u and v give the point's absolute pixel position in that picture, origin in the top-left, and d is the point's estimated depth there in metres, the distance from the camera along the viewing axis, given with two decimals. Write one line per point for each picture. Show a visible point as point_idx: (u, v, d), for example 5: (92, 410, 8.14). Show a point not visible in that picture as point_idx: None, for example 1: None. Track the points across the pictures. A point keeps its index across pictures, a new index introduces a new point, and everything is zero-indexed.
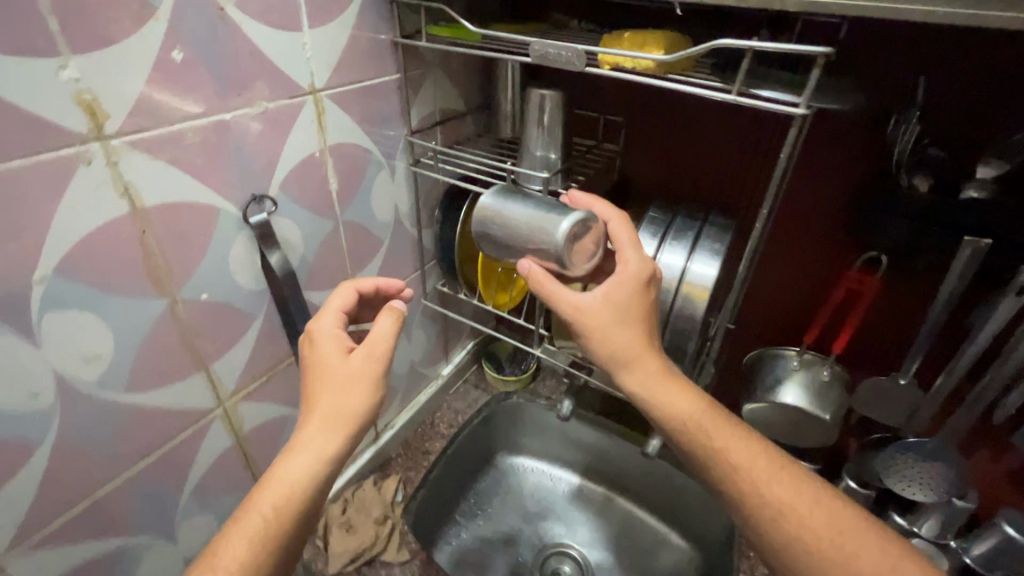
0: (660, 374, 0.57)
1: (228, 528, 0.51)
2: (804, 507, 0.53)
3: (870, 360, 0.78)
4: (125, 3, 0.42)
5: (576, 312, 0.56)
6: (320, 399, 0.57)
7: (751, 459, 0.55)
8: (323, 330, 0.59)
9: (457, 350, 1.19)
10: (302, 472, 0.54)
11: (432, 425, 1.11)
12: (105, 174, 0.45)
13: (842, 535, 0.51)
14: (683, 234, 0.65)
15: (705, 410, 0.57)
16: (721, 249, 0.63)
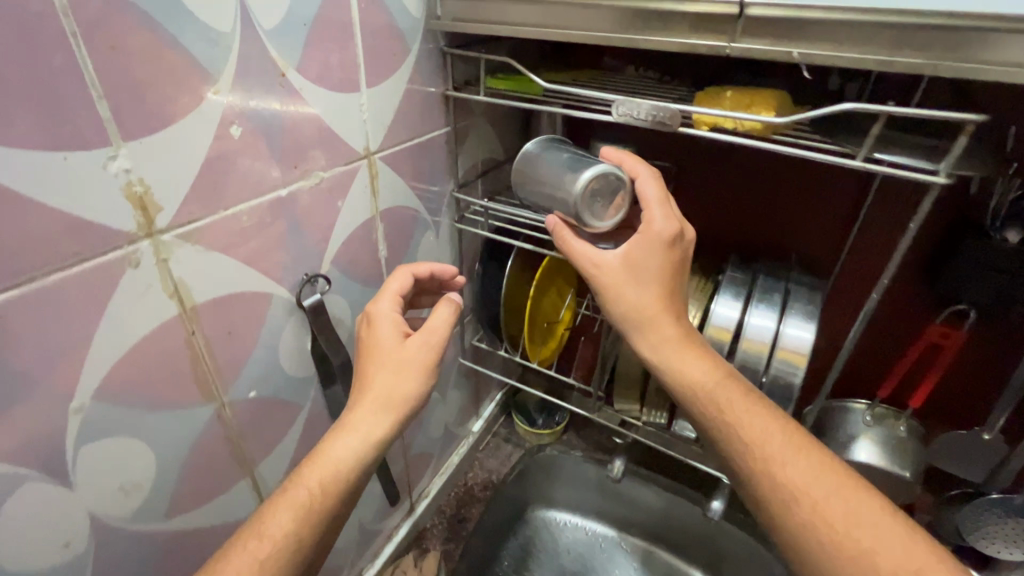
0: (671, 336, 0.50)
1: (272, 498, 0.46)
2: (829, 498, 0.42)
3: (947, 412, 0.74)
4: (183, 78, 0.36)
5: (595, 265, 0.52)
6: (375, 378, 0.52)
7: (771, 436, 0.45)
8: (383, 313, 0.54)
9: (487, 403, 1.12)
10: (348, 453, 0.49)
11: (466, 488, 1.04)
12: (153, 275, 0.38)
13: (876, 538, 0.40)
14: (770, 294, 0.61)
15: (724, 378, 0.49)
16: (814, 311, 0.58)
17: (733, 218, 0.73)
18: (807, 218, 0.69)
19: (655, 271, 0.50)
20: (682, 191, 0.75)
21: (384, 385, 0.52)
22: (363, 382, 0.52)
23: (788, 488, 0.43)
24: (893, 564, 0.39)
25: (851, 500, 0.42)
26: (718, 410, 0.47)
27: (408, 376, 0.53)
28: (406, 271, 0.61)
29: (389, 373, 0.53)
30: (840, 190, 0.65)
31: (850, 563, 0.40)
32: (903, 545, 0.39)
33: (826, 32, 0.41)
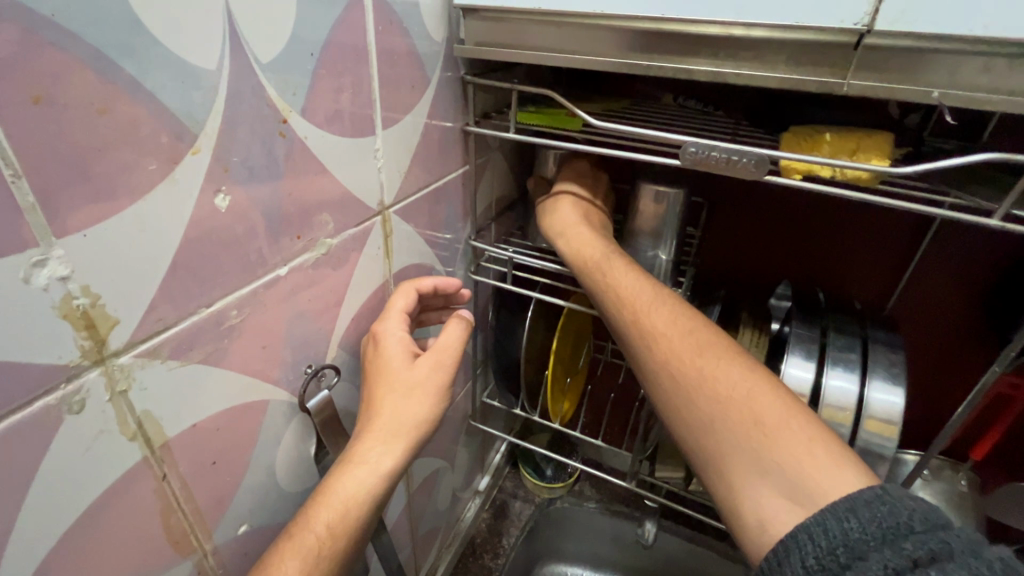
0: (572, 222, 0.53)
1: (274, 544, 0.36)
2: (684, 340, 0.42)
3: (1009, 461, 0.69)
4: (148, 137, 0.25)
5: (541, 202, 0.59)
6: (384, 408, 0.42)
7: (639, 291, 0.46)
8: (392, 332, 0.44)
9: (491, 456, 1.02)
10: (360, 490, 0.38)
11: (476, 557, 0.93)
12: (106, 417, 0.26)
13: (724, 372, 0.39)
14: (848, 353, 0.53)
15: (608, 253, 0.49)
16: (899, 372, 0.51)
17: (775, 260, 0.68)
18: (855, 259, 0.64)
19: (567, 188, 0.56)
20: (718, 230, 0.69)
21: (393, 411, 0.42)
22: (370, 423, 0.41)
23: (653, 340, 0.43)
24: (734, 391, 0.38)
25: (708, 346, 0.41)
26: (599, 278, 0.48)
27: (420, 402, 0.43)
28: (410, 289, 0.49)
29: (399, 399, 0.42)
30: (896, 229, 0.60)
31: (694, 393, 0.39)
32: (746, 377, 0.39)
33: (965, 66, 0.34)
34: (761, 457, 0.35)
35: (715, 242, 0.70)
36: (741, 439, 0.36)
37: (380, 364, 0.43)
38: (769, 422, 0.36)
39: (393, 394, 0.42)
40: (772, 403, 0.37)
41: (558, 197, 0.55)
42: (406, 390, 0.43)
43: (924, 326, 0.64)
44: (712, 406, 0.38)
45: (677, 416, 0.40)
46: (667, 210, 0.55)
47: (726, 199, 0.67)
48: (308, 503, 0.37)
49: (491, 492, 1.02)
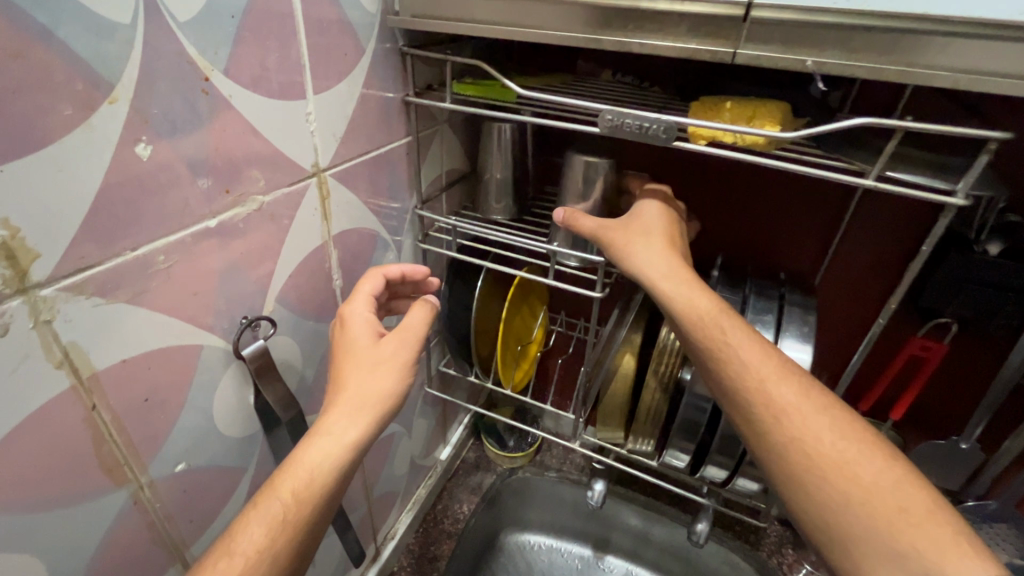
0: (667, 269, 0.50)
1: (245, 509, 0.39)
2: (814, 410, 0.42)
3: (928, 422, 0.74)
4: (62, 84, 0.27)
5: (601, 227, 0.53)
6: (348, 381, 0.45)
7: (767, 361, 0.44)
8: (356, 313, 0.48)
9: (453, 427, 1.06)
10: (323, 461, 0.41)
11: (437, 523, 0.97)
12: (31, 343, 0.29)
13: (880, 478, 0.39)
14: (764, 315, 0.58)
15: (720, 306, 0.48)
16: (811, 332, 0.55)
17: (713, 233, 0.71)
18: (785, 230, 0.67)
19: (658, 229, 0.53)
20: None
21: (357, 385, 0.45)
22: (336, 386, 0.45)
23: (779, 400, 0.43)
24: (879, 483, 0.39)
25: (830, 413, 0.42)
26: (717, 330, 0.46)
27: (385, 375, 0.46)
28: (377, 275, 0.54)
29: (362, 374, 0.45)
30: (821, 201, 0.64)
31: (833, 477, 0.40)
32: (884, 461, 0.40)
33: (838, 38, 0.37)
34: (908, 554, 0.36)
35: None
36: (888, 537, 0.37)
37: (349, 343, 0.47)
38: (915, 516, 0.37)
39: (358, 367, 0.46)
40: (908, 492, 0.39)
41: (650, 234, 0.52)
42: (368, 358, 0.46)
43: (850, 295, 0.68)
44: (854, 497, 0.39)
45: (799, 478, 0.41)
46: (598, 179, 0.59)
47: (664, 176, 0.71)
48: (276, 472, 0.40)
49: (454, 462, 1.06)
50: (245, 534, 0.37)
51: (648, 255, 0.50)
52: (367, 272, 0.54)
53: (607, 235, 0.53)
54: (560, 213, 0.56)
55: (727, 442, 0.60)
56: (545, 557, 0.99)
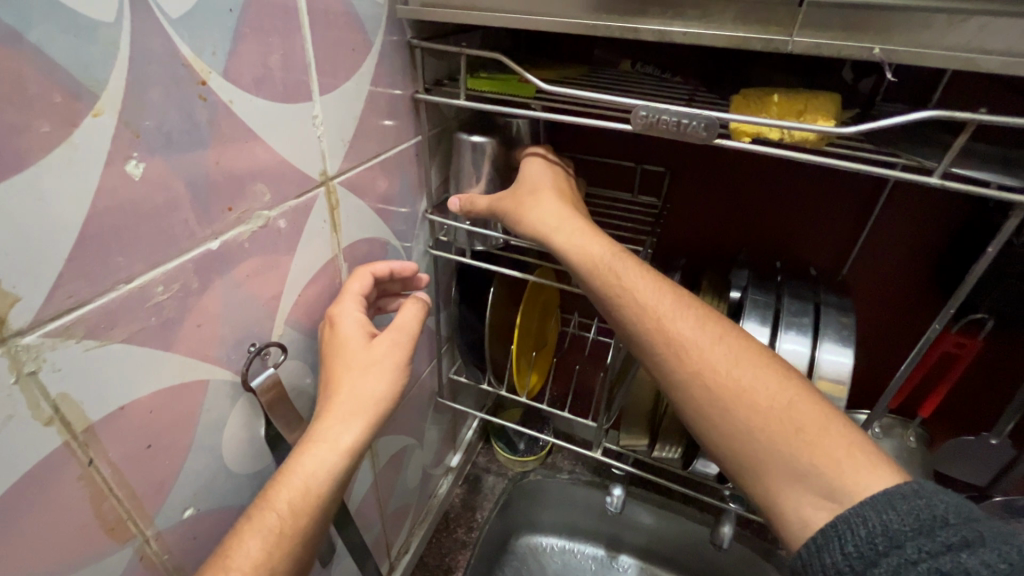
0: (562, 214, 0.49)
1: (235, 525, 0.35)
2: (706, 341, 0.41)
3: (954, 416, 0.72)
4: (37, 96, 0.23)
5: (493, 199, 0.53)
6: (342, 386, 0.41)
7: (661, 297, 0.43)
8: (347, 313, 0.43)
9: (462, 432, 1.02)
10: (321, 468, 0.37)
11: (450, 532, 0.94)
12: (15, 400, 0.25)
13: (772, 397, 0.37)
14: (800, 317, 0.55)
15: (615, 248, 0.46)
16: (850, 334, 0.53)
17: (733, 228, 0.68)
18: (809, 224, 0.64)
19: (543, 180, 0.52)
20: (677, 199, 0.69)
21: (352, 387, 0.41)
22: (329, 393, 0.41)
23: (673, 335, 0.41)
24: (771, 402, 0.37)
25: (726, 341, 0.40)
26: (611, 273, 0.45)
27: (380, 378, 0.42)
28: (366, 272, 0.48)
29: (359, 377, 0.42)
30: (848, 192, 0.61)
31: (730, 404, 0.38)
32: (778, 382, 0.38)
33: (908, 21, 0.34)
34: (808, 469, 0.35)
35: (674, 214, 0.70)
36: (786, 454, 0.36)
37: (341, 341, 0.43)
38: (811, 432, 0.36)
39: (352, 372, 0.42)
40: (804, 408, 0.37)
41: (538, 191, 0.51)
42: (362, 360, 0.42)
43: (877, 289, 0.65)
44: (750, 419, 0.37)
45: (701, 410, 0.39)
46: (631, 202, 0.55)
47: (681, 170, 0.67)
48: (269, 484, 0.36)
49: (463, 467, 1.03)
50: (239, 551, 0.34)
51: (535, 205, 0.49)
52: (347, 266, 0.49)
53: (498, 203, 0.52)
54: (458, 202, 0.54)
55: None
56: (559, 559, 0.98)
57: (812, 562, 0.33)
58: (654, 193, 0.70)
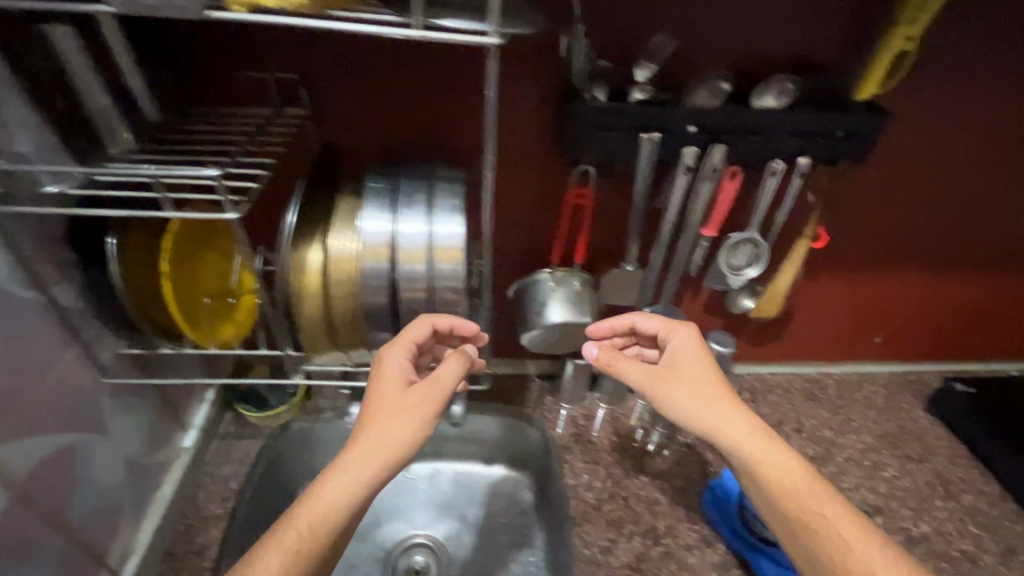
0: (700, 400, 0.67)
1: (268, 534, 0.51)
2: (807, 487, 0.63)
3: (603, 256, 0.88)
4: None
5: (648, 378, 0.70)
6: (378, 422, 0.56)
7: (777, 466, 0.64)
8: (389, 360, 0.58)
9: (193, 409, 0.93)
10: (336, 495, 0.52)
11: (200, 513, 0.87)
12: None
13: (854, 531, 0.60)
14: (419, 196, 0.57)
15: (760, 429, 0.66)
16: (460, 203, 0.57)
17: (381, 125, 0.72)
18: (439, 110, 0.71)
19: (697, 369, 0.70)
20: (322, 106, 0.70)
21: (386, 429, 0.55)
22: (365, 422, 0.56)
23: (780, 471, 0.63)
24: (854, 543, 0.59)
25: (817, 486, 0.63)
26: (750, 461, 0.64)
27: (402, 424, 0.55)
28: (426, 322, 0.63)
29: (391, 421, 0.56)
30: (459, 74, 0.68)
31: (815, 521, 0.61)
32: (846, 516, 0.61)
33: None
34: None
35: (329, 118, 0.72)
36: (840, 562, 0.58)
37: (387, 386, 0.58)
38: (854, 546, 0.59)
39: (386, 414, 0.56)
40: (856, 528, 0.60)
41: (691, 375, 0.69)
42: (394, 405, 0.56)
43: (513, 160, 0.75)
44: (835, 540, 0.60)
45: (806, 536, 0.61)
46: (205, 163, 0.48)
47: (312, 75, 0.68)
48: (293, 506, 0.52)
49: (208, 443, 0.94)
50: (263, 558, 0.49)
51: (682, 397, 0.67)
52: (412, 316, 0.64)
53: (649, 386, 0.69)
54: (599, 358, 0.72)
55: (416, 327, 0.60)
56: None
57: None
58: (294, 103, 0.70)
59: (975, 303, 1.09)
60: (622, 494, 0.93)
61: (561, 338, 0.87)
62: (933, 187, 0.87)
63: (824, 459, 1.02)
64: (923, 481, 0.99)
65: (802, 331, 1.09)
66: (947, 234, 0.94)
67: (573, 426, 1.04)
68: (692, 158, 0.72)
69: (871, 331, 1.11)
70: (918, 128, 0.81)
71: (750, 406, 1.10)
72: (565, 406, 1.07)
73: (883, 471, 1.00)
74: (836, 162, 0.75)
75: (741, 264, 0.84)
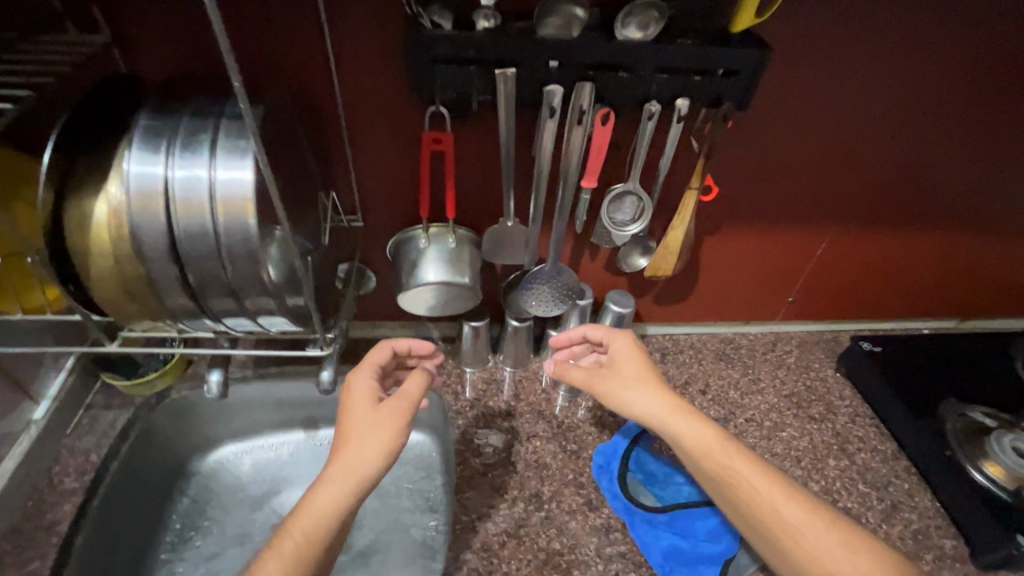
0: (651, 394, 0.72)
1: (272, 543, 0.61)
2: (754, 476, 0.67)
3: (484, 211, 0.81)
4: None
5: (597, 379, 0.75)
6: (350, 440, 0.67)
7: (725, 456, 0.68)
8: (357, 384, 0.71)
9: (47, 378, 0.86)
10: (324, 504, 0.62)
11: (54, 487, 0.82)
12: None
13: (804, 514, 0.64)
14: (200, 137, 0.49)
15: (704, 422, 0.71)
16: (250, 145, 0.49)
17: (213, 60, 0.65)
18: (270, 42, 0.64)
19: (645, 372, 0.75)
20: (135, 37, 0.63)
21: (361, 443, 0.66)
22: (341, 440, 0.67)
23: (730, 466, 0.68)
24: (802, 526, 0.64)
25: (765, 474, 0.67)
26: (700, 452, 0.69)
27: (372, 438, 0.66)
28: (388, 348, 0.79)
29: (362, 436, 0.66)
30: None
31: (765, 508, 0.65)
32: (796, 503, 0.65)
33: None
34: (804, 556, 0.62)
35: (147, 53, 0.65)
36: (794, 543, 0.63)
37: (355, 405, 0.70)
38: (804, 529, 0.63)
39: (357, 432, 0.67)
40: (807, 514, 0.64)
41: (637, 374, 0.74)
42: (364, 421, 0.68)
43: (364, 100, 0.69)
44: (784, 523, 0.64)
45: (759, 521, 0.65)
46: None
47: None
48: (287, 523, 0.62)
49: (70, 414, 0.88)
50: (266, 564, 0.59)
51: (635, 395, 0.72)
52: (380, 341, 0.81)
53: (598, 385, 0.75)
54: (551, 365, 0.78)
55: (222, 288, 0.54)
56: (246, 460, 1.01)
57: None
58: (97, 33, 0.63)
59: (898, 260, 1.04)
60: (512, 460, 0.90)
61: (441, 301, 0.81)
62: (831, 126, 0.80)
63: (724, 420, 1.00)
64: (820, 440, 0.98)
65: (713, 290, 1.05)
66: (850, 183, 0.88)
67: (471, 390, 1.00)
68: (558, 100, 0.64)
69: (786, 287, 1.06)
70: (803, 66, 0.73)
71: (659, 367, 1.08)
72: (467, 369, 1.03)
73: (782, 432, 0.99)
74: (719, 104, 0.68)
75: (627, 220, 0.79)
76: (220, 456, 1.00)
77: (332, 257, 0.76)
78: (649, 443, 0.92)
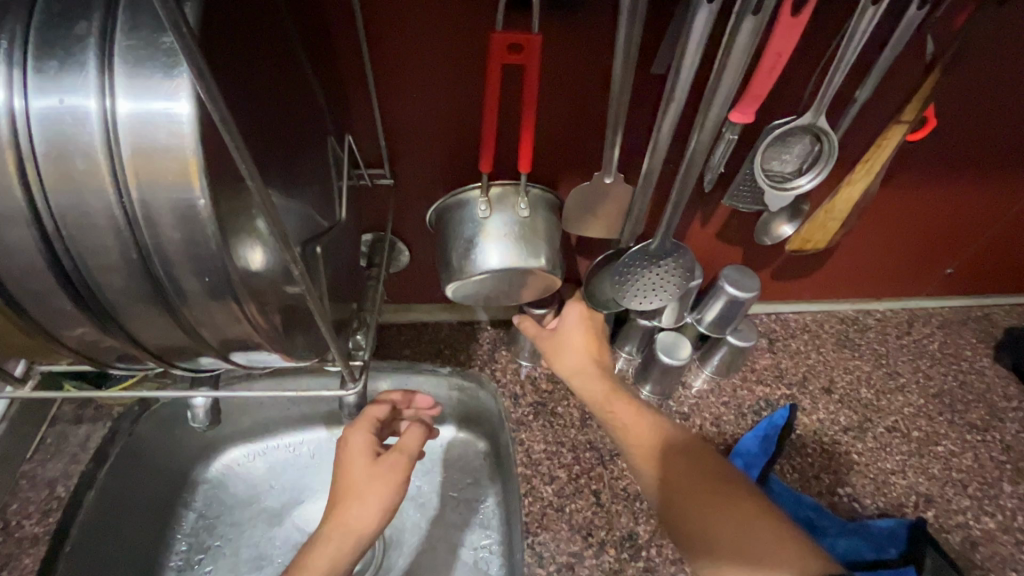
0: (577, 365, 0.61)
1: None
2: (632, 421, 0.55)
3: (570, 160, 0.56)
4: None
5: (539, 338, 0.64)
6: (347, 500, 0.52)
7: (613, 403, 0.57)
8: (354, 432, 0.56)
9: None
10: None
11: (10, 533, 0.65)
12: None
13: (675, 460, 0.51)
14: (79, 46, 0.27)
15: (600, 373, 0.60)
16: (175, 44, 0.27)
17: None
18: None
19: (578, 341, 0.63)
20: None
21: (356, 500, 0.52)
22: (336, 502, 0.53)
23: (611, 411, 0.56)
24: (663, 468, 0.51)
25: (645, 419, 0.54)
26: (595, 402, 0.58)
27: (370, 505, 0.52)
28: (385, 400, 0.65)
29: (360, 501, 0.52)
30: None
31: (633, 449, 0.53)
32: (669, 447, 0.52)
33: None
34: (668, 500, 0.49)
35: None
36: (659, 487, 0.50)
37: (347, 459, 0.55)
38: (674, 475, 0.50)
39: (358, 494, 0.53)
40: (675, 456, 0.51)
41: (569, 340, 0.63)
42: (361, 477, 0.53)
43: None
44: (650, 467, 0.52)
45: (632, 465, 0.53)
46: None
47: None
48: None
49: (29, 433, 0.70)
50: None
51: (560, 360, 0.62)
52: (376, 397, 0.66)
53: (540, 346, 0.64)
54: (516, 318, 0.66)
55: (169, 304, 0.32)
56: (255, 464, 0.81)
57: (684, 533, 0.47)
58: None
59: None
60: (592, 488, 0.70)
61: (504, 291, 0.57)
62: None
63: (859, 429, 0.77)
64: (989, 458, 0.75)
65: (850, 260, 0.79)
66: None
67: (533, 390, 0.78)
68: None
69: (949, 256, 0.81)
70: None
71: (770, 357, 0.84)
72: (525, 363, 0.79)
73: (936, 445, 0.76)
74: None
75: (789, 172, 0.53)
76: (228, 459, 0.81)
77: (349, 236, 0.52)
78: (780, 478, 0.71)
